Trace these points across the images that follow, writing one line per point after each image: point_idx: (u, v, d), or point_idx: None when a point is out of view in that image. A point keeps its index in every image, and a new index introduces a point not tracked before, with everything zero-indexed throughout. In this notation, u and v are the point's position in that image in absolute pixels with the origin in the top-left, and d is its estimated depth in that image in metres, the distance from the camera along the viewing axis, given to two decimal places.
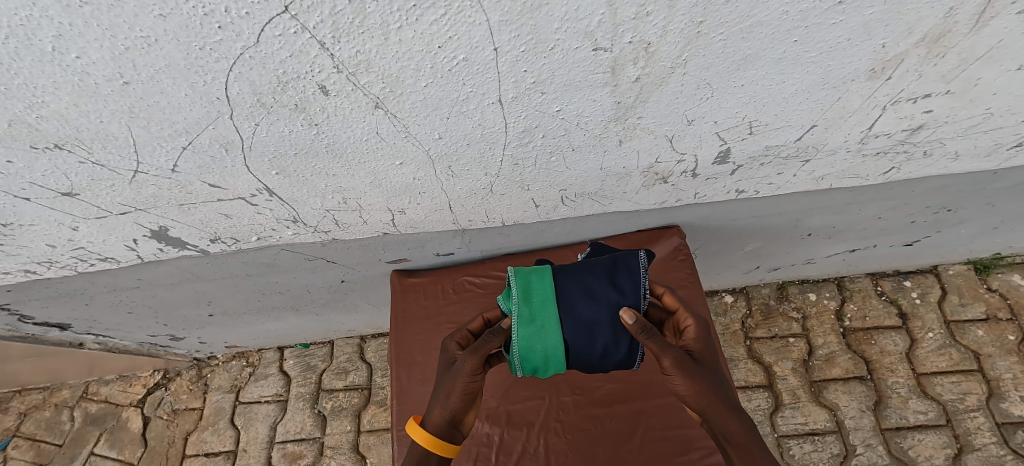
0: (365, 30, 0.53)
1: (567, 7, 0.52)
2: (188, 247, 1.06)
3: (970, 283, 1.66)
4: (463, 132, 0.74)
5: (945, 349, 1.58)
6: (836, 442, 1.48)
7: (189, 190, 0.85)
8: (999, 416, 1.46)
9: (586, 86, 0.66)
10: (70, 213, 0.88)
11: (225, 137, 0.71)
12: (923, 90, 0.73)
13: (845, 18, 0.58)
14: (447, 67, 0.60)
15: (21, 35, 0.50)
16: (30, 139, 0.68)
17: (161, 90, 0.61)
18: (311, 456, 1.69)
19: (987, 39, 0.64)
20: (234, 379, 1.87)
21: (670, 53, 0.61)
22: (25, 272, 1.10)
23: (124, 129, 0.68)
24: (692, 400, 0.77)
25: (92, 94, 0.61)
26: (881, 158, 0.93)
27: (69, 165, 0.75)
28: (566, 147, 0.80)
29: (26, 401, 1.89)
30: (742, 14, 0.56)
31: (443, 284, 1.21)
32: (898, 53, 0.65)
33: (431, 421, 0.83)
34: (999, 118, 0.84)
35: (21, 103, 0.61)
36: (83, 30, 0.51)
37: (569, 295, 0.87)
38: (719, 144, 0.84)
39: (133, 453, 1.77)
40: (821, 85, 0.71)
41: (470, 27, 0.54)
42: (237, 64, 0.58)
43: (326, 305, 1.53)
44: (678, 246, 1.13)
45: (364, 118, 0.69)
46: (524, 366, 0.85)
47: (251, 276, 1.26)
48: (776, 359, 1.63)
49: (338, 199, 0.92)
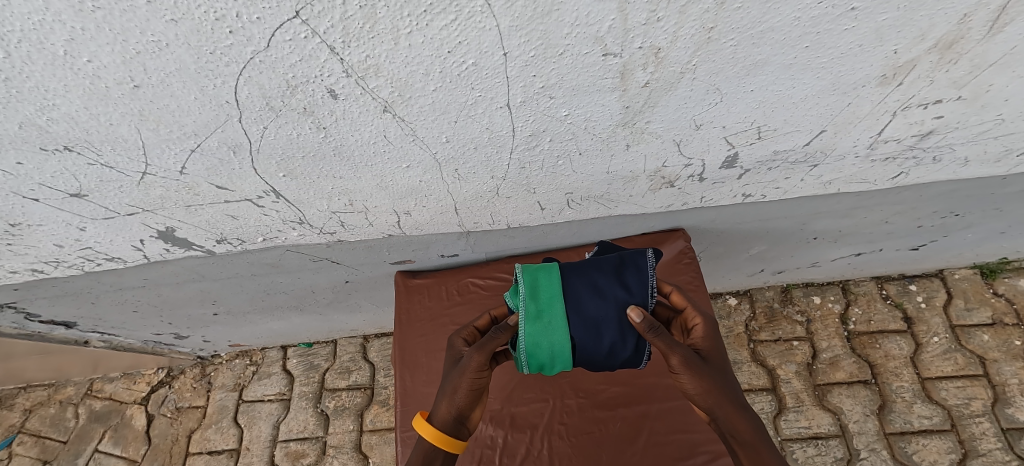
0: (375, 35, 0.53)
1: (578, 12, 0.52)
2: (194, 247, 1.07)
3: (976, 287, 1.66)
4: (470, 136, 0.73)
5: (950, 353, 1.57)
6: (839, 446, 1.48)
7: (197, 192, 0.85)
8: (1004, 421, 1.45)
9: (596, 90, 0.65)
10: (77, 213, 0.88)
11: (233, 140, 0.71)
12: (934, 95, 0.73)
13: (857, 24, 0.57)
14: (457, 71, 0.60)
15: (34, 39, 0.51)
16: (40, 141, 0.68)
17: (171, 93, 0.62)
18: (313, 455, 1.69)
19: (999, 46, 0.64)
20: (238, 378, 1.87)
21: (680, 58, 0.61)
22: (33, 271, 1.11)
23: (133, 131, 0.68)
24: (699, 399, 0.77)
25: (103, 97, 0.61)
26: (890, 163, 0.93)
27: (79, 166, 0.75)
28: (574, 151, 0.80)
29: (32, 397, 1.90)
30: (754, 20, 0.56)
31: (447, 285, 1.21)
32: (910, 59, 0.65)
33: (439, 417, 0.83)
34: (1010, 124, 0.84)
35: (32, 106, 0.61)
36: (95, 35, 0.51)
37: (575, 291, 0.87)
38: (727, 149, 0.83)
39: (136, 450, 1.77)
40: (832, 91, 0.70)
41: (480, 32, 0.54)
42: (247, 68, 0.58)
43: (330, 304, 1.53)
44: (683, 249, 1.12)
45: (372, 122, 0.69)
46: (530, 362, 0.85)
47: (256, 276, 1.27)
48: (779, 362, 1.62)
49: (344, 202, 0.92)
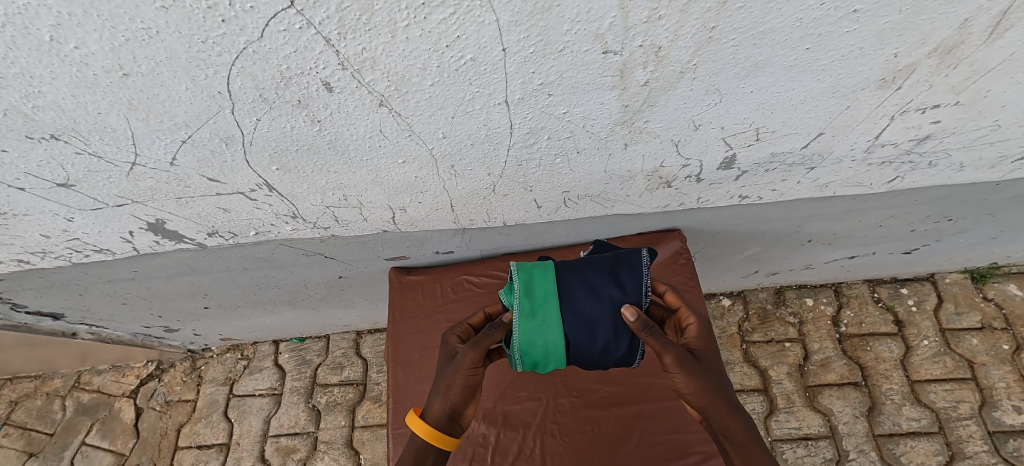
0: (372, 27, 0.52)
1: (578, 9, 0.51)
2: (185, 240, 1.05)
3: (966, 292, 1.67)
4: (467, 132, 0.73)
5: (939, 356, 1.59)
6: (829, 448, 1.49)
7: (188, 183, 0.83)
8: (990, 424, 1.48)
9: (595, 88, 0.65)
10: (64, 204, 0.87)
11: (225, 132, 0.70)
12: (932, 100, 0.73)
13: (859, 27, 0.57)
14: (454, 66, 0.59)
15: (19, 24, 0.49)
16: (26, 129, 0.67)
17: (161, 83, 0.60)
18: (304, 450, 1.68)
19: (998, 52, 0.64)
20: (229, 372, 1.85)
21: (680, 57, 0.60)
22: (18, 262, 1.09)
23: (122, 121, 0.67)
24: (692, 398, 0.77)
25: (90, 86, 0.60)
26: (885, 167, 0.93)
27: (66, 155, 0.73)
28: (571, 149, 0.79)
29: (18, 389, 1.87)
30: (755, 20, 0.55)
31: (441, 282, 1.20)
32: (910, 63, 0.65)
33: (432, 413, 0.83)
34: (1006, 130, 0.84)
35: (17, 93, 0.60)
36: (82, 21, 0.50)
37: (571, 290, 0.86)
38: (725, 150, 0.83)
39: (125, 444, 1.76)
40: (831, 94, 0.70)
41: (479, 27, 0.53)
42: (240, 58, 0.56)
43: (322, 299, 1.51)
44: (678, 250, 1.12)
45: (367, 116, 0.68)
46: (524, 360, 0.85)
47: (247, 270, 1.25)
48: (771, 363, 1.63)
49: (338, 196, 0.91)
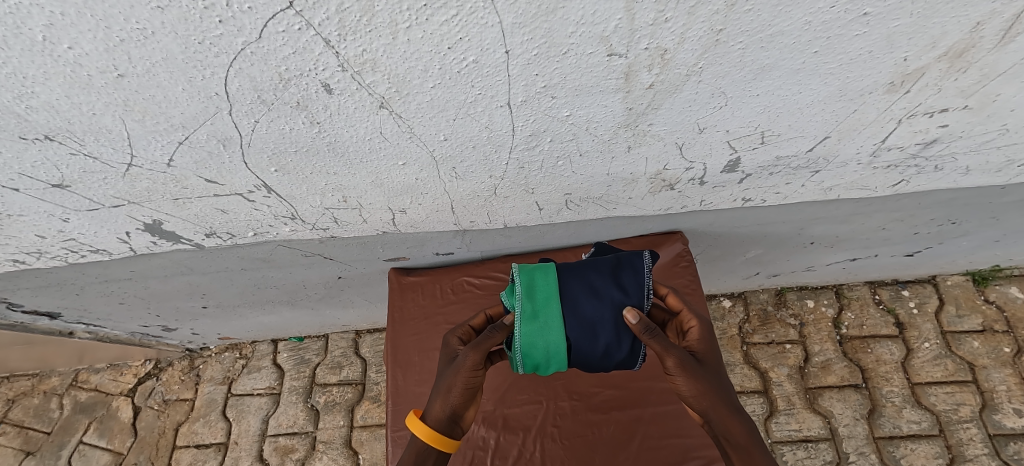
0: (373, 29, 0.51)
1: (584, 11, 0.50)
2: (182, 240, 1.04)
3: (967, 294, 1.67)
4: (469, 134, 0.72)
5: (940, 359, 1.58)
6: (829, 450, 1.49)
7: (185, 184, 0.82)
8: (990, 427, 1.47)
9: (598, 91, 0.64)
10: (60, 205, 0.85)
11: (223, 133, 0.69)
12: (941, 104, 0.72)
13: (869, 30, 0.56)
14: (457, 68, 0.58)
15: (10, 23, 0.48)
16: (19, 130, 0.66)
17: (158, 84, 0.59)
18: (302, 450, 1.67)
19: (1009, 55, 0.63)
20: (227, 371, 1.84)
21: (686, 60, 0.59)
22: (13, 262, 1.08)
23: (118, 122, 0.66)
24: (694, 401, 0.77)
25: (85, 86, 0.59)
26: (891, 171, 0.92)
27: (60, 156, 0.72)
28: (574, 152, 0.78)
29: (15, 387, 1.86)
30: (764, 23, 0.54)
31: (441, 283, 1.19)
32: (920, 66, 0.64)
33: (432, 415, 0.82)
34: (1013, 134, 0.83)
35: (10, 93, 0.59)
36: (75, 21, 0.49)
37: (573, 292, 0.85)
38: (729, 153, 0.82)
39: (122, 442, 1.75)
40: (839, 97, 0.69)
41: (482, 29, 0.52)
42: (238, 59, 0.55)
43: (321, 299, 1.50)
44: (680, 252, 1.11)
45: (368, 118, 0.67)
46: (524, 362, 0.84)
47: (246, 271, 1.24)
48: (772, 364, 1.63)
49: (337, 198, 0.90)
